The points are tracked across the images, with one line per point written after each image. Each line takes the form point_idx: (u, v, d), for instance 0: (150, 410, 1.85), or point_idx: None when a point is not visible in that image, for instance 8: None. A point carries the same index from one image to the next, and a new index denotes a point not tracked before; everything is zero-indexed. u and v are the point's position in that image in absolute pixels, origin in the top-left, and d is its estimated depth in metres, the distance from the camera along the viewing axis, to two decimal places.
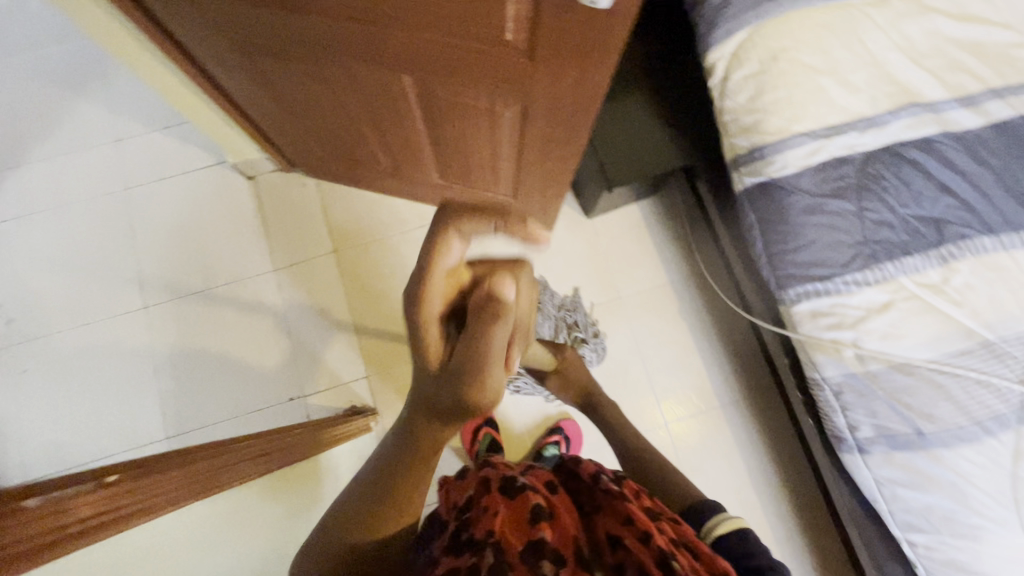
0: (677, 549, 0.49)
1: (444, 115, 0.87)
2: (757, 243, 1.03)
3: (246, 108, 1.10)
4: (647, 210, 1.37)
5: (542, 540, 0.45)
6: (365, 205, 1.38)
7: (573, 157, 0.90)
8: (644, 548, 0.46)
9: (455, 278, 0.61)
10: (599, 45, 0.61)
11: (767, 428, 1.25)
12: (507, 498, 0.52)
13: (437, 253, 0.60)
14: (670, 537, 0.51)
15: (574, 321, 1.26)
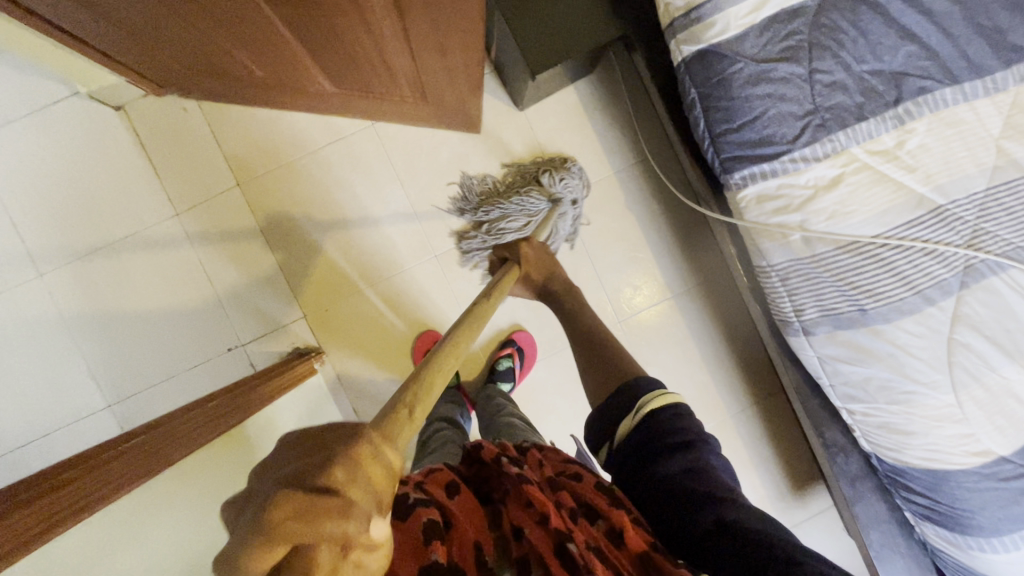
0: (576, 521, 0.53)
1: (307, 18, 0.70)
2: (698, 123, 0.91)
3: (70, 30, 0.88)
4: (584, 91, 1.21)
5: (434, 563, 0.43)
6: (264, 125, 1.20)
7: (470, 19, 0.76)
8: (543, 537, 0.49)
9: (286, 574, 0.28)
10: None
11: (719, 311, 1.25)
12: (397, 519, 0.47)
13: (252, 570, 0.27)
14: (568, 506, 0.55)
15: (528, 178, 1.16)
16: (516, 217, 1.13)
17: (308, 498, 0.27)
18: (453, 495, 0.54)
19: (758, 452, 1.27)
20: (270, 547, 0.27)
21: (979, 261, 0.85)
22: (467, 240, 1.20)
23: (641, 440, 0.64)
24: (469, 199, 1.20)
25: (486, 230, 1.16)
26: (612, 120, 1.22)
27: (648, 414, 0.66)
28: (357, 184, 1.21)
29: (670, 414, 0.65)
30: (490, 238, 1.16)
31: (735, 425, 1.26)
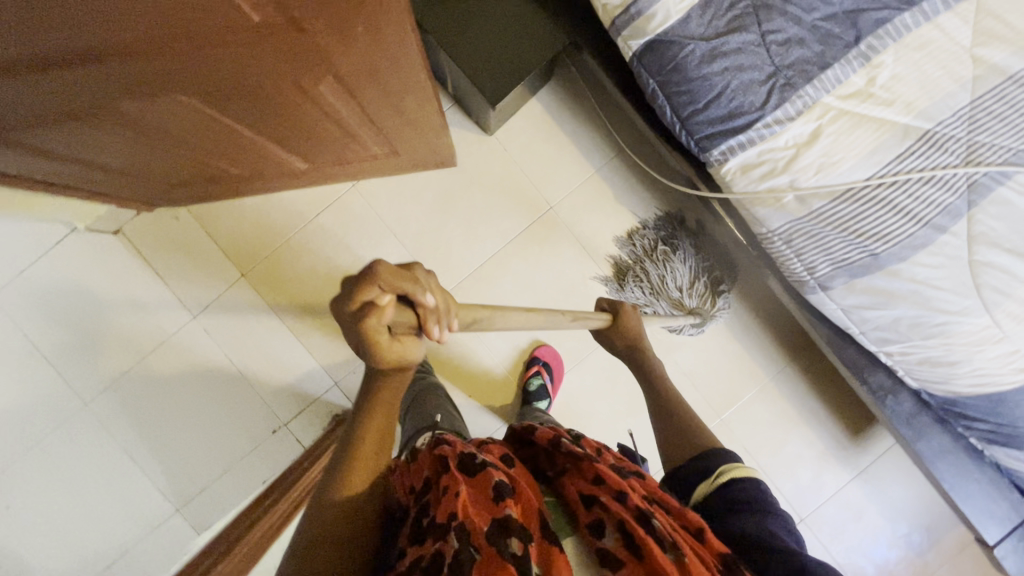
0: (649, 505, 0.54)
1: (265, 116, 0.71)
2: (664, 111, 0.90)
3: (49, 180, 0.92)
4: (547, 99, 1.21)
5: (509, 516, 0.46)
6: (254, 212, 1.23)
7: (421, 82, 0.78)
8: (620, 508, 0.50)
9: (370, 312, 0.40)
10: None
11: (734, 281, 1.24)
12: (468, 477, 0.51)
13: (356, 295, 0.39)
14: (642, 493, 0.55)
15: (716, 283, 1.21)
16: (674, 281, 1.20)
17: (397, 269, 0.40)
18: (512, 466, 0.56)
19: (808, 408, 1.25)
20: (371, 288, 0.39)
21: (981, 175, 0.82)
22: (632, 242, 1.23)
23: (717, 505, 0.64)
24: (678, 236, 1.22)
25: (656, 255, 1.21)
26: (581, 121, 1.22)
27: (726, 480, 0.67)
28: (354, 245, 1.24)
29: (748, 488, 0.65)
30: (645, 263, 1.21)
31: (777, 386, 1.25)
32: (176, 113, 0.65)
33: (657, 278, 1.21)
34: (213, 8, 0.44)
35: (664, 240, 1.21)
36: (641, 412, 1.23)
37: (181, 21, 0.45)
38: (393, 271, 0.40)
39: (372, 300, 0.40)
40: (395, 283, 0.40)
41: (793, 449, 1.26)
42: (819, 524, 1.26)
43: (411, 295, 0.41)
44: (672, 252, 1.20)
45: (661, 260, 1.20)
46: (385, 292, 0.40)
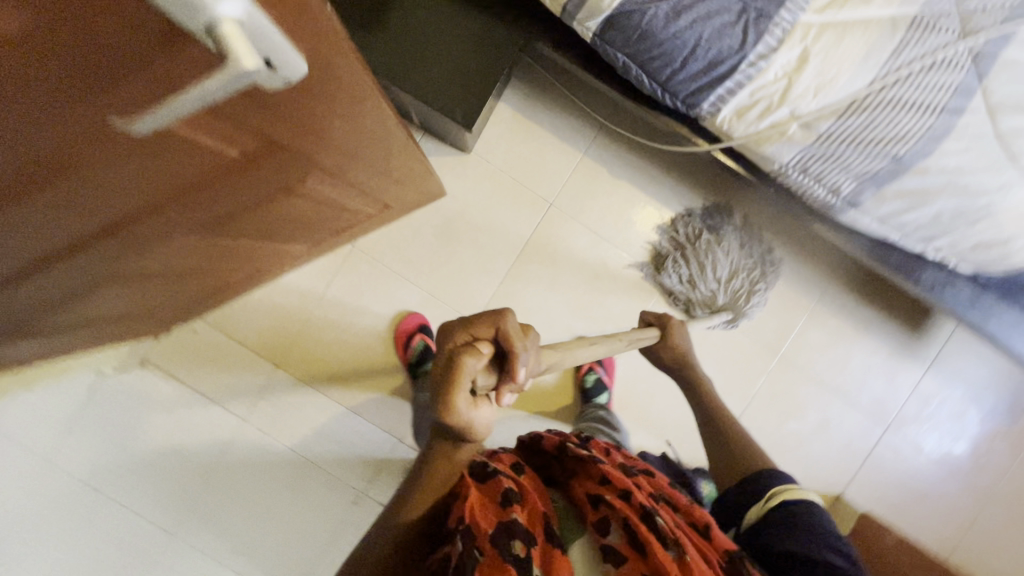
0: (656, 503, 0.58)
1: (258, 221, 0.69)
2: (642, 80, 0.86)
3: (60, 348, 0.88)
4: (514, 99, 1.17)
5: (513, 522, 0.51)
6: (267, 302, 1.22)
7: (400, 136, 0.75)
8: (625, 505, 0.54)
9: (466, 339, 0.44)
10: (350, 95, 0.45)
11: (751, 220, 1.21)
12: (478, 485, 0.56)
13: (469, 322, 0.45)
14: (648, 492, 0.60)
15: (756, 280, 1.19)
16: (717, 268, 1.17)
17: (506, 318, 0.45)
18: (522, 473, 0.61)
19: (860, 319, 1.24)
20: (482, 322, 0.45)
21: (982, 45, 0.79)
22: (675, 230, 1.20)
23: (770, 525, 0.70)
24: (724, 226, 1.20)
25: (700, 240, 1.18)
26: (555, 110, 1.18)
27: (780, 502, 0.72)
28: (373, 304, 1.22)
29: (800, 508, 0.71)
30: (687, 249, 1.19)
31: (825, 307, 1.23)
32: (173, 250, 0.62)
33: (700, 264, 1.18)
34: (188, 158, 0.41)
35: (710, 228, 1.19)
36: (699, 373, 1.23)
37: (159, 178, 0.42)
38: (502, 319, 0.45)
39: (478, 331, 0.44)
40: (497, 329, 0.45)
41: (858, 363, 1.24)
42: (905, 426, 1.25)
43: (505, 342, 0.44)
44: (719, 238, 1.19)
45: (705, 246, 1.18)
46: (494, 331, 0.45)
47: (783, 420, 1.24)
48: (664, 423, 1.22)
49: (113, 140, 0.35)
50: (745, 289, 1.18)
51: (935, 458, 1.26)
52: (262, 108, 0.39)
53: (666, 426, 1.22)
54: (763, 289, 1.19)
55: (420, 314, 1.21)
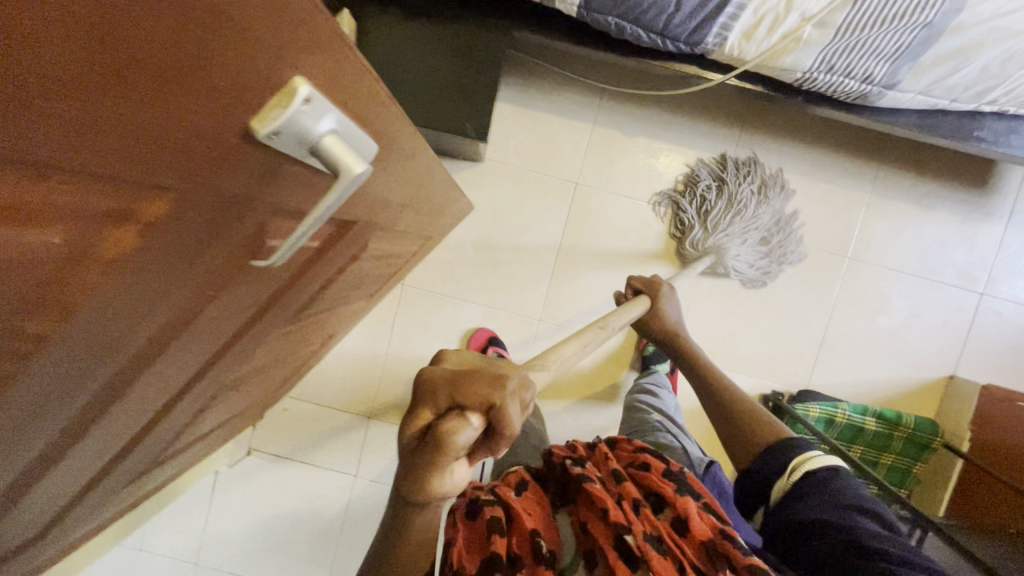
0: (640, 514, 0.55)
1: (332, 292, 0.70)
2: (640, 35, 0.84)
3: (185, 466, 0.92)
4: (510, 93, 1.17)
5: (495, 555, 0.48)
6: (342, 362, 1.25)
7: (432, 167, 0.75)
8: (606, 529, 0.53)
9: (449, 417, 0.31)
10: (404, 152, 0.46)
11: (778, 132, 1.17)
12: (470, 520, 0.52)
13: (454, 391, 0.31)
14: (633, 498, 0.57)
15: (775, 247, 1.16)
16: (744, 219, 1.13)
17: (502, 382, 0.32)
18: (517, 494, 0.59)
19: (921, 195, 1.19)
20: (466, 385, 0.32)
21: None
22: (721, 166, 1.16)
23: (796, 500, 0.68)
24: (773, 185, 1.15)
25: (743, 186, 1.14)
26: (552, 90, 1.17)
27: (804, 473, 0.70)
28: (439, 332, 1.24)
29: (827, 474, 0.68)
30: (727, 184, 1.13)
31: (880, 194, 1.19)
32: (270, 345, 0.64)
33: (732, 206, 1.13)
34: (272, 274, 0.42)
35: (761, 183, 1.15)
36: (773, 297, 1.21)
37: (260, 290, 0.43)
38: (497, 384, 0.32)
39: (466, 403, 0.31)
40: (491, 403, 0.31)
41: (932, 238, 1.20)
42: (1000, 284, 1.20)
43: (499, 419, 0.32)
44: (763, 192, 1.15)
45: (744, 193, 1.13)
46: (487, 403, 0.31)
47: (871, 319, 1.21)
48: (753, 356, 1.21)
49: (212, 293, 0.36)
50: (760, 251, 1.15)
51: None
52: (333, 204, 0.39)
53: (754, 359, 1.22)
54: (766, 263, 1.16)
55: (486, 328, 1.22)
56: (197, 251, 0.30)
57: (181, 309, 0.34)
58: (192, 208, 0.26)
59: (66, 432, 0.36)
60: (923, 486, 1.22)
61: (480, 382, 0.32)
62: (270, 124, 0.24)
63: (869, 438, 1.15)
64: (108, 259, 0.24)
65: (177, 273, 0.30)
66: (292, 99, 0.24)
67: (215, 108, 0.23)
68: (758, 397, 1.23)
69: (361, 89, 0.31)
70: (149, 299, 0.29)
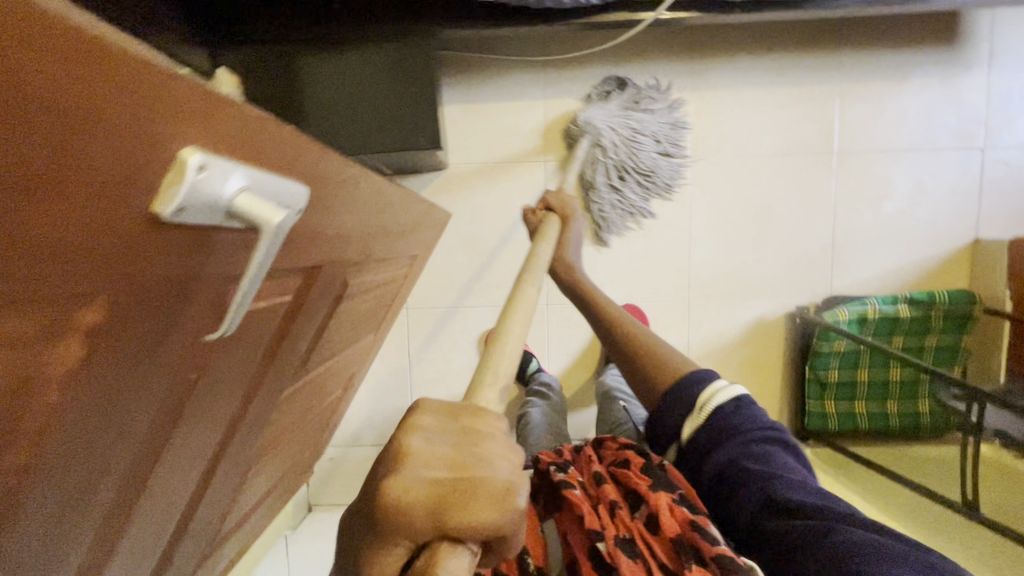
0: (614, 518, 0.61)
1: (330, 336, 0.71)
2: None
3: (251, 539, 0.94)
4: (454, 93, 1.16)
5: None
6: (372, 398, 1.26)
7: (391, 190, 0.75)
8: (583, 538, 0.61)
9: (445, 550, 0.30)
10: (347, 184, 0.46)
11: (730, 49, 1.14)
12: None
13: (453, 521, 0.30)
14: (609, 500, 0.64)
15: (636, 205, 1.17)
16: (631, 154, 1.13)
17: (500, 498, 0.31)
18: None
19: (891, 68, 1.14)
20: (464, 505, 0.30)
21: None
22: (660, 103, 1.13)
23: (713, 450, 0.67)
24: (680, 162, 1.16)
25: (656, 131, 1.13)
26: (494, 77, 1.16)
27: (712, 409, 0.69)
28: (455, 344, 1.24)
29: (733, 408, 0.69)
30: (648, 118, 1.12)
31: (850, 80, 1.15)
32: (284, 405, 0.65)
33: (630, 137, 1.12)
34: (252, 336, 0.42)
35: (674, 144, 1.15)
36: (771, 216, 1.18)
37: (245, 356, 0.43)
38: (497, 502, 0.31)
39: (459, 534, 0.30)
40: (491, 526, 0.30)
41: (915, 108, 1.15)
42: (1000, 132, 1.15)
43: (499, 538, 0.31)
44: (670, 155, 1.16)
45: (650, 141, 1.13)
46: (487, 530, 0.30)
47: (877, 206, 1.18)
48: (766, 278, 1.19)
49: (196, 371, 0.36)
50: (619, 199, 1.16)
51: None
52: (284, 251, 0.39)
53: (770, 280, 1.20)
54: (621, 213, 1.17)
55: None
56: (159, 339, 0.30)
57: (170, 395, 0.35)
58: (131, 302, 0.26)
59: (101, 534, 0.37)
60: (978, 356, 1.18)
61: (476, 512, 0.30)
62: (172, 201, 0.23)
63: (908, 325, 1.11)
64: (63, 375, 0.25)
65: (149, 365, 0.30)
66: (184, 170, 0.23)
67: (120, 199, 0.22)
68: (784, 316, 1.20)
69: (273, 138, 0.30)
70: (127, 396, 0.30)
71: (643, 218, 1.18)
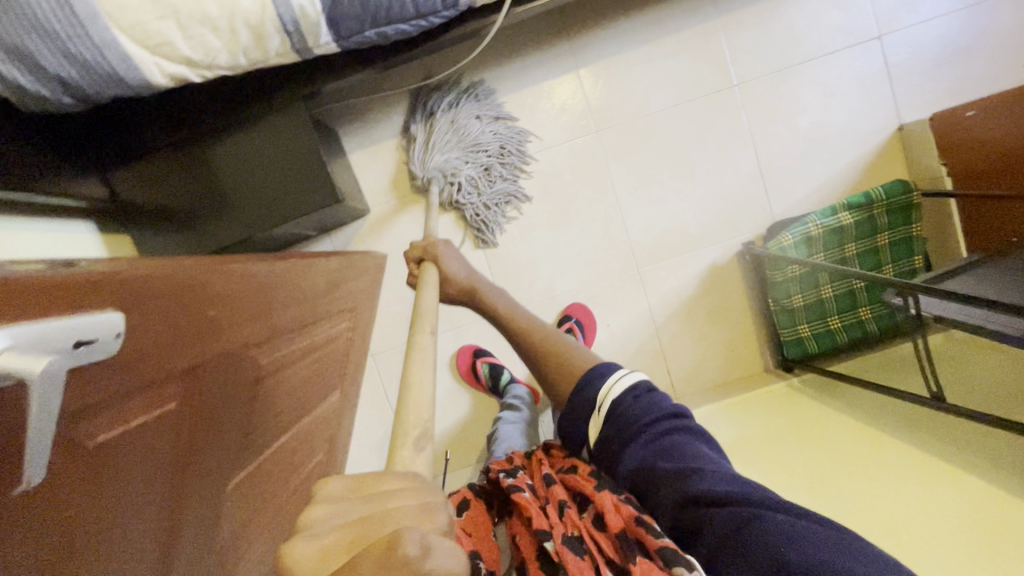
0: (562, 515, 0.62)
1: (272, 415, 0.72)
2: (403, 29, 0.84)
3: None
4: (354, 140, 1.18)
5: None
6: (369, 452, 1.27)
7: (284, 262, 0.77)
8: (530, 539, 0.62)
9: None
10: (178, 287, 0.49)
11: (602, 19, 1.14)
12: None
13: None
14: (557, 500, 0.65)
15: (500, 195, 1.17)
16: (469, 149, 1.14)
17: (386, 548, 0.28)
18: (464, 519, 0.69)
19: None
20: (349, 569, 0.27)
21: None
22: (457, 91, 1.15)
23: (635, 447, 0.67)
24: (510, 129, 1.17)
25: (469, 115, 1.14)
26: (387, 114, 1.18)
27: (613, 401, 0.72)
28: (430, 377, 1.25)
29: (636, 399, 0.72)
30: (458, 109, 1.13)
31: (729, 12, 1.14)
32: (246, 500, 0.66)
33: (457, 135, 1.13)
34: (136, 454, 0.44)
35: (500, 117, 1.16)
36: (691, 164, 1.18)
37: (142, 475, 0.45)
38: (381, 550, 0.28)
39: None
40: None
41: (801, 19, 1.14)
42: (894, 18, 1.13)
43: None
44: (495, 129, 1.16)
45: (479, 127, 1.15)
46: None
47: (793, 124, 1.17)
48: (705, 225, 1.19)
49: (79, 519, 0.37)
50: (485, 200, 1.17)
51: (946, 12, 1.12)
52: (121, 369, 0.41)
53: (710, 226, 1.19)
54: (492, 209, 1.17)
55: (467, 345, 1.19)
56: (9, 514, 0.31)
57: (65, 554, 0.36)
58: None
59: None
60: (938, 242, 1.17)
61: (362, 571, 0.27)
62: None
63: (855, 231, 1.10)
64: None
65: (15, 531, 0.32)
66: None
67: None
68: (735, 257, 1.20)
69: (24, 296, 0.32)
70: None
71: (514, 204, 1.19)
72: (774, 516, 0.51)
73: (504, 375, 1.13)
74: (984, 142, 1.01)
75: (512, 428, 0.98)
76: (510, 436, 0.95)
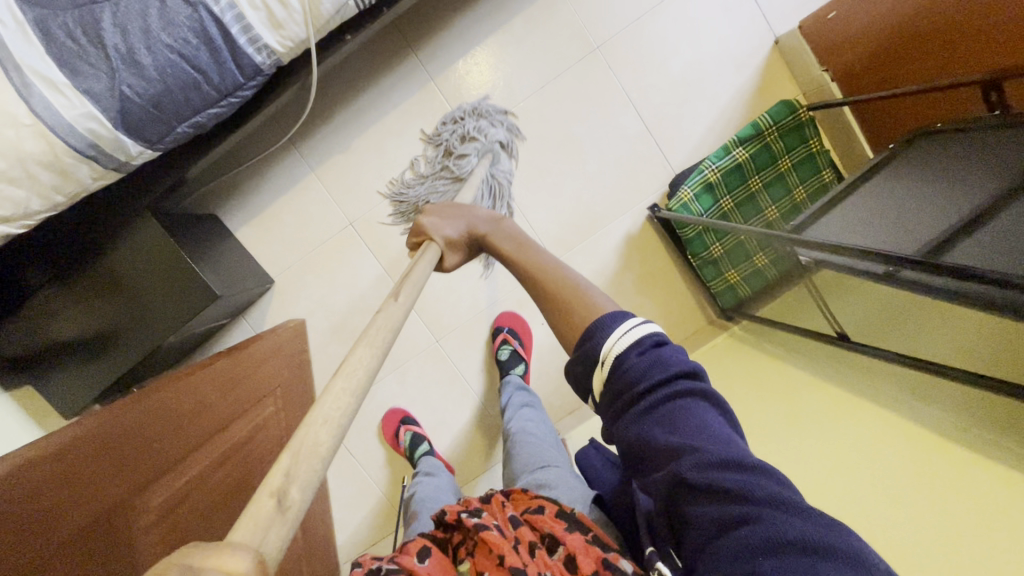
0: (536, 556, 0.50)
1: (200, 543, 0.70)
2: (210, 113, 0.80)
3: None
4: (235, 216, 1.15)
5: None
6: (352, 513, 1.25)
7: (169, 391, 0.77)
8: None
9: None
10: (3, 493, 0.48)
11: (442, 25, 1.09)
12: None
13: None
14: (527, 540, 0.52)
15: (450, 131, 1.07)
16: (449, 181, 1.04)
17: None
18: (423, 557, 0.52)
19: None
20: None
21: None
22: None
23: (634, 414, 0.52)
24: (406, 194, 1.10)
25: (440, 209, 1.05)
26: (259, 181, 1.14)
27: (614, 360, 0.55)
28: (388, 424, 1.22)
29: (639, 355, 0.54)
30: None
31: None
32: None
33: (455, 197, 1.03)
34: None
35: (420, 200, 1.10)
36: (577, 140, 1.13)
37: None
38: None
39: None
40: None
41: None
42: None
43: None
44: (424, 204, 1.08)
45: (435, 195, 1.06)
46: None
47: (667, 69, 1.11)
48: (609, 197, 1.15)
49: None
50: (457, 134, 1.05)
51: None
52: None
53: (614, 197, 1.15)
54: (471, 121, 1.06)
55: (394, 409, 1.19)
56: None
57: None
58: None
59: None
60: (842, 147, 1.12)
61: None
62: None
63: (754, 164, 1.07)
64: None
65: None
66: None
67: None
68: (646, 221, 1.16)
69: None
70: None
71: (456, 113, 1.08)
72: (780, 519, 0.41)
73: (422, 448, 1.10)
74: (856, 41, 0.96)
75: (437, 488, 0.95)
76: (434, 495, 0.91)
